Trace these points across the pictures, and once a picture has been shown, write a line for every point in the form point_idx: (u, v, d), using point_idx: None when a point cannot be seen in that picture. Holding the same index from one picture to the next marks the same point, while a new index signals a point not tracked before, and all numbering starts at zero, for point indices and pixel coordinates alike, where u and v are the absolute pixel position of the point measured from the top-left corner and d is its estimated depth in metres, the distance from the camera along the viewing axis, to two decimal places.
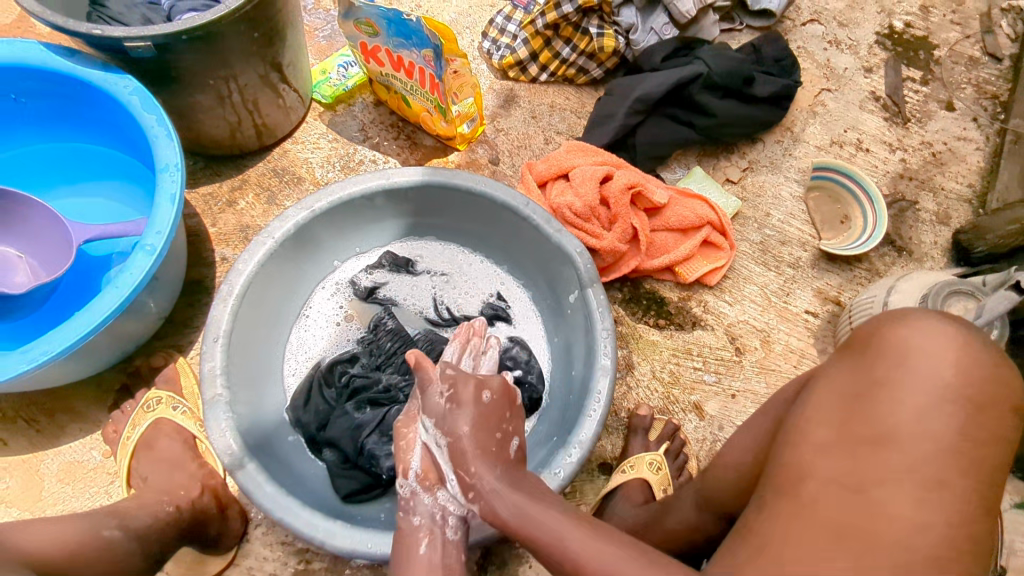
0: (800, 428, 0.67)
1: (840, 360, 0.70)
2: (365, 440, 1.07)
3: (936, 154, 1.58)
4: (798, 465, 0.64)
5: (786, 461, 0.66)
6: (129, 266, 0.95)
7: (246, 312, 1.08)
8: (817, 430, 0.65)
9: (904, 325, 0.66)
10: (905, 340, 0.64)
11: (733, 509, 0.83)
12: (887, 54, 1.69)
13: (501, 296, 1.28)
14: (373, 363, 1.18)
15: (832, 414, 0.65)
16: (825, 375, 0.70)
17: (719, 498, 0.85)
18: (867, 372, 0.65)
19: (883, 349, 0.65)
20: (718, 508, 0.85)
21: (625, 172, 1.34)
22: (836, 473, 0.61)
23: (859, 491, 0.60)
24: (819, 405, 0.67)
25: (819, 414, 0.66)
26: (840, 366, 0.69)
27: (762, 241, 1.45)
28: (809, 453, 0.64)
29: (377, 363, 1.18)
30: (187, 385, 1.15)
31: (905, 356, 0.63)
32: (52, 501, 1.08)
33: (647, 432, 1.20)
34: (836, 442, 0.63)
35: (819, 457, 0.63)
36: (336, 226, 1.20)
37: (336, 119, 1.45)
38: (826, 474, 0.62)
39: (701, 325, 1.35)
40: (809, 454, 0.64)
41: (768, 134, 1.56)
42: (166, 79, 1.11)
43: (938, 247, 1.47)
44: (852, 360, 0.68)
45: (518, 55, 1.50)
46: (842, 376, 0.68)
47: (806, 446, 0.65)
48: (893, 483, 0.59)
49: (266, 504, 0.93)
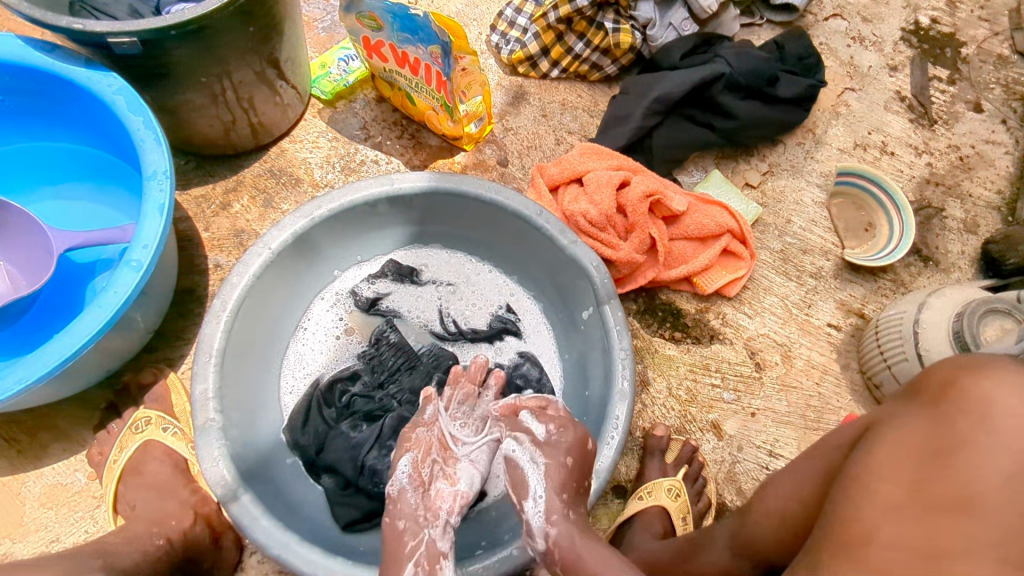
0: (863, 480, 0.63)
1: (904, 408, 0.65)
2: (366, 458, 1.02)
3: (964, 158, 1.51)
4: (864, 526, 0.61)
5: (849, 519, 0.62)
6: (113, 283, 0.88)
7: (240, 328, 1.01)
8: (884, 487, 0.61)
9: (982, 375, 0.60)
10: (986, 394, 0.58)
11: (775, 557, 0.81)
12: (913, 52, 1.61)
13: (510, 308, 1.21)
14: (376, 380, 1.12)
15: (900, 471, 0.60)
16: (890, 424, 0.65)
17: (757, 544, 0.83)
18: (941, 427, 0.59)
19: (958, 402, 0.59)
20: (756, 554, 0.84)
21: (643, 178, 1.27)
22: (909, 541, 0.58)
23: (937, 563, 0.57)
24: (883, 460, 0.62)
25: (886, 470, 0.61)
26: (905, 416, 0.64)
27: (783, 249, 1.38)
28: (875, 516, 0.60)
29: (382, 380, 1.12)
30: (178, 404, 1.08)
31: (985, 413, 0.57)
32: (34, 527, 1.02)
33: (663, 454, 1.15)
34: (907, 504, 0.59)
35: (887, 520, 0.59)
36: (336, 233, 1.13)
37: (336, 116, 1.37)
38: (896, 542, 0.58)
39: (719, 339, 1.29)
40: (876, 516, 0.60)
41: (790, 136, 1.48)
42: (155, 76, 1.03)
43: (966, 257, 1.41)
44: (922, 409, 0.62)
45: (529, 50, 1.42)
46: (909, 428, 0.62)
47: (871, 504, 0.61)
48: (973, 556, 0.56)
49: (262, 539, 0.87)
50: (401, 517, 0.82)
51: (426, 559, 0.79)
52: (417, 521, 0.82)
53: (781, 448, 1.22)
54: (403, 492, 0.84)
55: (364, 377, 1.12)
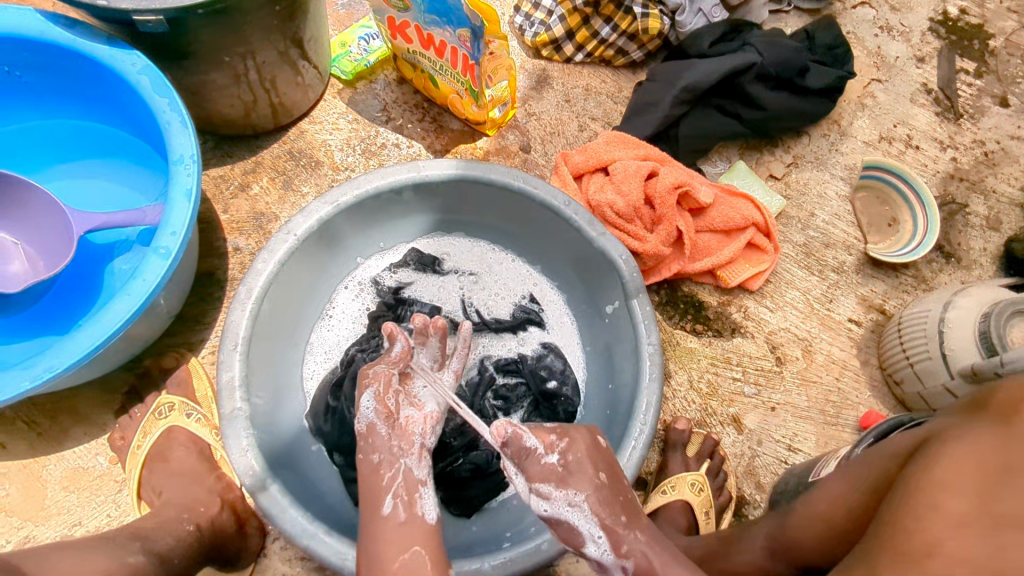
0: (926, 494, 0.61)
1: (970, 428, 0.63)
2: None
3: (988, 153, 1.49)
4: (925, 538, 0.58)
5: (907, 530, 0.60)
6: (142, 271, 0.86)
7: (265, 315, 1.00)
8: (950, 502, 0.58)
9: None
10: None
11: (816, 565, 0.82)
12: (941, 43, 1.58)
13: (534, 298, 1.20)
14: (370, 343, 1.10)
15: (966, 485, 0.58)
16: (954, 440, 0.63)
17: (798, 550, 0.84)
18: (1013, 445, 0.58)
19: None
20: (795, 560, 0.85)
21: (671, 169, 1.25)
22: (974, 555, 0.56)
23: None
24: (948, 473, 0.60)
25: (951, 484, 0.59)
26: (971, 434, 0.62)
27: (806, 243, 1.37)
28: (939, 527, 0.58)
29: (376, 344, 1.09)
30: (199, 388, 1.07)
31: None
32: (56, 510, 1.01)
33: (685, 448, 1.17)
34: (973, 517, 0.57)
35: (951, 533, 0.57)
36: (361, 220, 1.11)
37: (356, 97, 1.34)
38: (960, 556, 0.56)
39: (741, 332, 1.28)
40: (938, 529, 0.58)
41: (814, 127, 1.47)
42: (179, 54, 1.00)
43: (987, 254, 1.40)
44: (991, 428, 0.61)
45: (553, 33, 1.39)
46: (978, 446, 0.60)
47: (935, 518, 0.59)
48: None
49: (290, 530, 0.86)
50: (375, 451, 0.80)
51: (402, 490, 0.76)
52: (393, 451, 0.80)
53: (801, 442, 1.22)
54: (372, 426, 0.82)
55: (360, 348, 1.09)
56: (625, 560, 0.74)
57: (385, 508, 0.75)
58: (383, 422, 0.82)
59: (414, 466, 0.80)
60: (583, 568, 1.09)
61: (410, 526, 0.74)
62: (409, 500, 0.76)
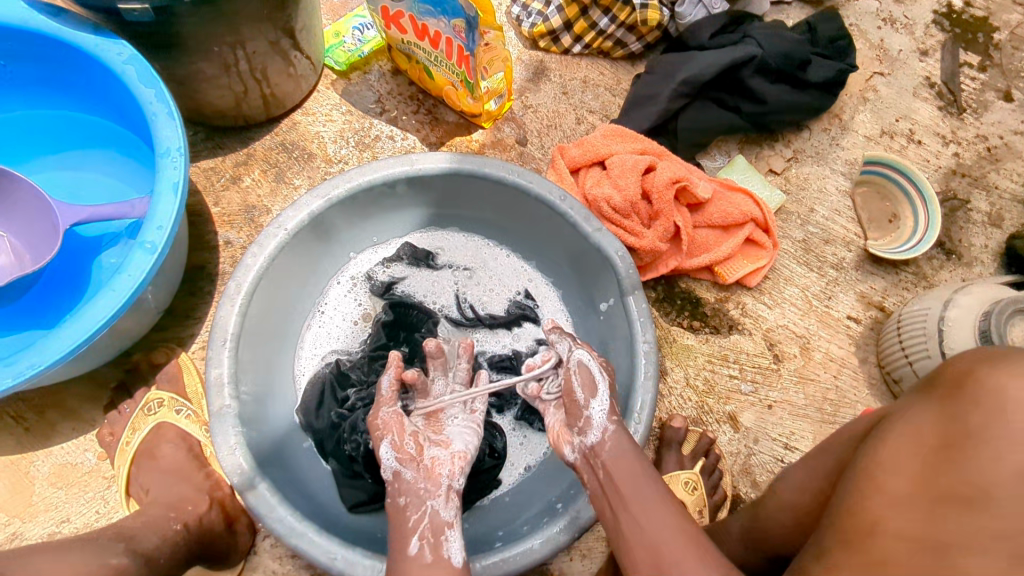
0: (871, 474, 0.61)
1: (918, 400, 0.62)
2: (345, 449, 1.01)
3: (991, 149, 1.47)
4: (869, 517, 0.59)
5: (855, 510, 0.61)
6: (127, 266, 0.85)
7: (255, 311, 0.98)
8: (891, 481, 0.59)
9: (1003, 367, 0.56)
10: (1003, 384, 0.54)
11: (786, 551, 0.82)
12: (944, 36, 1.55)
13: (529, 294, 1.19)
14: (364, 375, 1.08)
15: (907, 463, 0.58)
16: (902, 417, 0.62)
17: (768, 534, 0.84)
18: (952, 421, 0.56)
19: (972, 394, 0.56)
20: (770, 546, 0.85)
21: (669, 163, 1.23)
22: (913, 531, 0.56)
23: (942, 557, 0.54)
24: (891, 452, 0.60)
25: (892, 464, 0.59)
26: (918, 407, 0.61)
27: (806, 239, 1.36)
28: (882, 505, 0.59)
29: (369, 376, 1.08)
30: (190, 384, 1.06)
31: (1000, 404, 0.54)
32: (45, 507, 1.00)
33: (680, 446, 1.16)
34: (913, 496, 0.57)
35: (891, 511, 0.58)
36: (354, 214, 1.09)
37: (350, 88, 1.32)
38: (901, 532, 0.57)
39: (739, 329, 1.27)
40: (882, 506, 0.59)
41: (815, 122, 1.44)
42: (168, 44, 0.98)
43: (989, 251, 1.38)
44: (933, 402, 0.59)
45: (551, 24, 1.37)
46: (923, 420, 0.59)
47: (879, 497, 0.59)
48: (980, 551, 0.52)
49: (278, 530, 0.85)
50: (403, 493, 0.82)
51: (429, 531, 0.77)
52: (419, 494, 0.81)
53: (798, 441, 1.21)
54: (399, 472, 0.84)
55: (353, 380, 1.07)
56: (610, 423, 0.84)
57: (411, 548, 0.76)
58: (406, 466, 0.84)
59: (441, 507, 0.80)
60: (576, 567, 1.08)
61: (436, 567, 0.75)
62: (435, 541, 0.77)
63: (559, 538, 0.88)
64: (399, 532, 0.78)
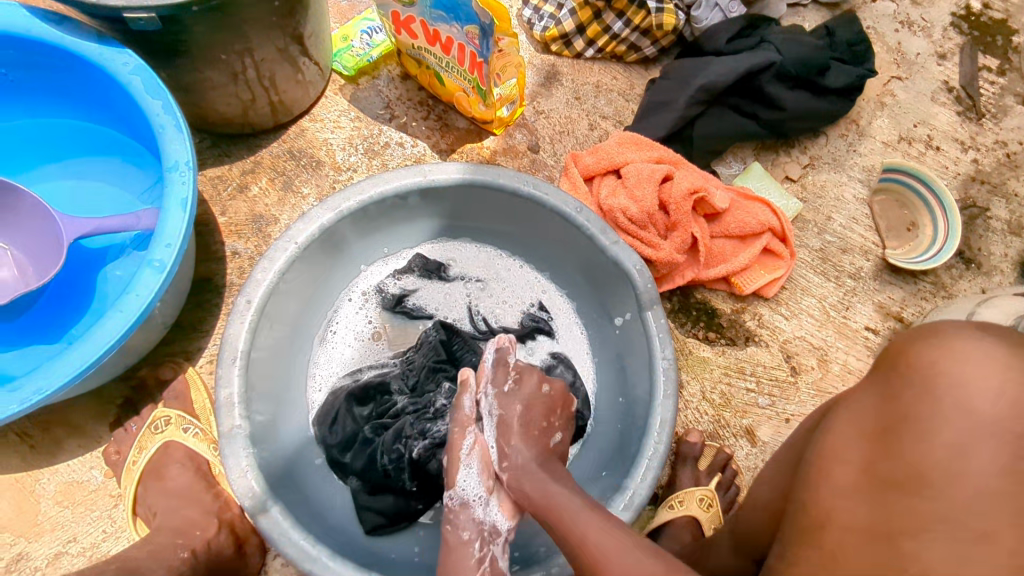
0: (820, 464, 0.62)
1: (863, 386, 0.62)
2: (382, 462, 0.98)
3: (1010, 155, 1.45)
4: (820, 511, 0.60)
5: (809, 505, 0.62)
6: (135, 285, 0.82)
7: (265, 327, 0.96)
8: (838, 470, 0.60)
9: (940, 343, 0.56)
10: (933, 362, 0.55)
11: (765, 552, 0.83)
12: (963, 39, 1.52)
13: (543, 306, 1.16)
14: (409, 385, 1.06)
15: (851, 450, 0.59)
16: (849, 401, 0.63)
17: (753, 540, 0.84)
18: (890, 403, 0.57)
19: (905, 372, 0.57)
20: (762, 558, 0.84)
21: (686, 173, 1.21)
22: (861, 521, 0.57)
23: (889, 543, 0.55)
24: (836, 440, 0.61)
25: (839, 451, 0.60)
26: (861, 393, 0.61)
27: (823, 248, 1.33)
28: (829, 498, 0.60)
29: (414, 385, 1.06)
30: (198, 400, 1.03)
31: (929, 384, 0.55)
32: (50, 526, 0.98)
33: (697, 462, 1.13)
34: (858, 483, 0.58)
35: (839, 503, 0.59)
36: (366, 226, 1.07)
37: (358, 94, 1.29)
38: (848, 524, 0.58)
39: (755, 340, 1.24)
40: (829, 498, 0.60)
41: (832, 127, 1.42)
42: (173, 52, 0.96)
43: (1008, 260, 1.36)
44: (874, 383, 0.60)
45: (564, 27, 1.34)
46: (866, 406, 0.59)
47: (827, 487, 0.60)
48: (928, 534, 0.54)
49: (291, 554, 0.83)
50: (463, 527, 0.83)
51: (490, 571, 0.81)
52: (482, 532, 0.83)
53: None
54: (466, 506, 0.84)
55: (396, 389, 1.06)
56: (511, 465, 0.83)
57: None
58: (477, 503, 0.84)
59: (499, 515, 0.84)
60: None
61: None
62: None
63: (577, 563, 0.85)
64: (454, 549, 0.82)
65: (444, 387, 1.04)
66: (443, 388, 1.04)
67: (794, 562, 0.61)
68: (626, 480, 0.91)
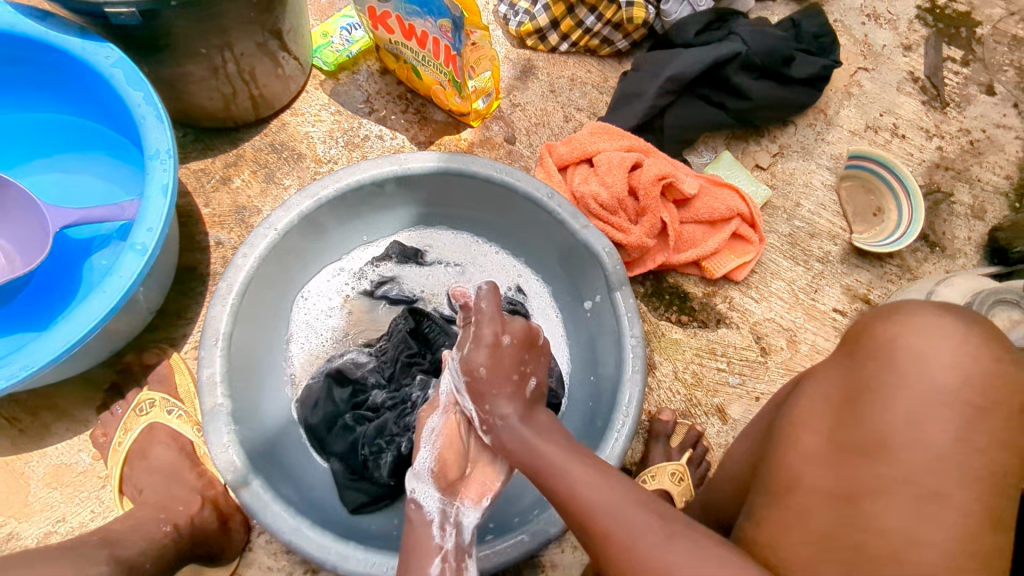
0: (791, 432, 0.67)
1: (830, 362, 0.68)
2: (361, 452, 1.01)
3: (974, 142, 1.49)
4: (789, 475, 0.64)
5: (778, 470, 0.66)
6: (118, 268, 0.86)
7: (246, 311, 0.99)
8: (805, 437, 0.65)
9: (899, 321, 0.63)
10: (893, 337, 0.62)
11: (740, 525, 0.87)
12: (927, 31, 1.56)
13: (519, 289, 1.20)
14: (386, 376, 1.10)
15: (818, 421, 0.65)
16: (816, 376, 0.69)
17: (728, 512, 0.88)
18: (856, 374, 0.63)
19: (869, 348, 0.63)
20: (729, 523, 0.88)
21: (655, 160, 1.25)
22: (825, 484, 0.61)
23: (851, 504, 0.59)
24: (806, 411, 0.66)
25: (808, 420, 0.66)
26: (830, 368, 0.67)
27: (792, 233, 1.37)
28: (798, 463, 0.64)
29: (391, 377, 1.10)
30: (181, 384, 1.08)
31: (890, 356, 0.61)
32: (40, 507, 1.01)
33: (668, 439, 1.17)
34: (824, 450, 0.63)
35: (809, 467, 0.63)
36: (344, 213, 1.10)
37: (338, 89, 1.32)
38: (816, 487, 0.62)
39: (726, 322, 1.29)
40: (799, 464, 0.64)
41: (801, 117, 1.46)
42: (154, 47, 0.99)
43: (972, 243, 1.40)
44: (843, 357, 0.66)
45: (538, 22, 1.38)
46: (834, 379, 0.66)
47: (795, 454, 0.65)
48: (887, 496, 0.58)
49: (273, 525, 0.86)
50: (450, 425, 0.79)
51: (452, 555, 0.77)
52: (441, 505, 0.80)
53: None
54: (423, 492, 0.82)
55: (373, 382, 1.09)
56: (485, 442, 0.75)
57: (432, 568, 0.75)
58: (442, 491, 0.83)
59: (464, 512, 0.82)
60: (567, 559, 1.09)
61: None
62: (457, 568, 0.77)
63: (547, 531, 0.89)
64: (415, 530, 0.79)
65: (417, 379, 1.08)
66: (417, 380, 1.08)
67: (762, 521, 0.65)
68: (597, 451, 0.95)
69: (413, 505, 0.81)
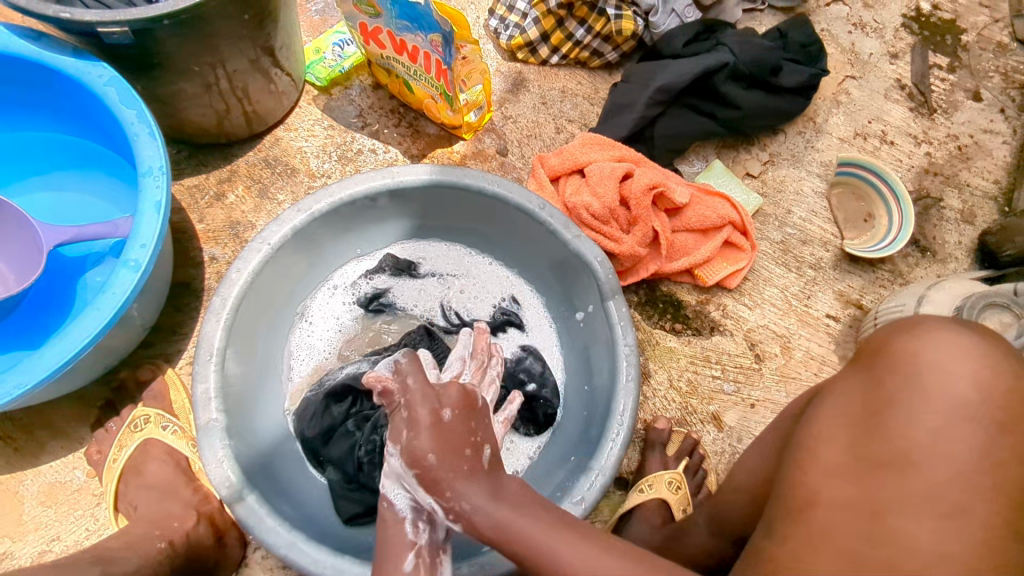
0: (810, 446, 0.66)
1: (846, 375, 0.68)
2: (359, 455, 1.01)
3: (962, 147, 1.50)
4: (808, 492, 0.63)
5: (795, 484, 0.65)
6: (112, 284, 0.86)
7: (240, 325, 1.00)
8: (826, 451, 0.64)
9: (916, 336, 0.64)
10: (915, 353, 0.62)
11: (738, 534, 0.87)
12: (913, 39, 1.58)
13: (514, 300, 1.20)
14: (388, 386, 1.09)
15: (839, 435, 0.64)
16: (833, 388, 0.69)
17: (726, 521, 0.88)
18: (875, 389, 0.64)
19: (889, 363, 0.64)
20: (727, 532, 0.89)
21: (646, 170, 1.26)
22: (848, 500, 0.60)
23: (878, 519, 0.58)
24: (823, 425, 0.66)
25: (824, 435, 0.65)
26: (846, 383, 0.67)
27: (783, 240, 1.38)
28: (819, 478, 0.63)
29: None
30: (176, 399, 1.07)
31: (911, 370, 0.62)
32: (34, 526, 1.01)
33: (664, 447, 1.17)
34: (850, 464, 0.62)
35: (827, 481, 0.62)
36: (337, 226, 1.11)
37: (331, 103, 1.34)
38: (836, 501, 0.61)
39: (720, 330, 1.29)
40: (820, 480, 0.63)
41: (790, 125, 1.47)
42: (147, 66, 1.00)
43: (962, 248, 1.41)
44: (860, 371, 0.67)
45: (528, 35, 1.39)
46: (850, 393, 0.66)
47: (815, 468, 0.64)
48: (910, 511, 0.58)
49: (269, 540, 0.86)
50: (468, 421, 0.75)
51: (427, 550, 0.74)
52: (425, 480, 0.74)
53: None
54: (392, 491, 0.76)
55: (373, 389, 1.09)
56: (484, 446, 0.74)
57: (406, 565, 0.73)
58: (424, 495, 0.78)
59: None
60: None
61: None
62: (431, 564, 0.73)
63: None
64: (389, 529, 0.75)
65: None
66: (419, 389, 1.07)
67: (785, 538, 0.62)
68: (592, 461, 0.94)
69: (385, 503, 0.76)
